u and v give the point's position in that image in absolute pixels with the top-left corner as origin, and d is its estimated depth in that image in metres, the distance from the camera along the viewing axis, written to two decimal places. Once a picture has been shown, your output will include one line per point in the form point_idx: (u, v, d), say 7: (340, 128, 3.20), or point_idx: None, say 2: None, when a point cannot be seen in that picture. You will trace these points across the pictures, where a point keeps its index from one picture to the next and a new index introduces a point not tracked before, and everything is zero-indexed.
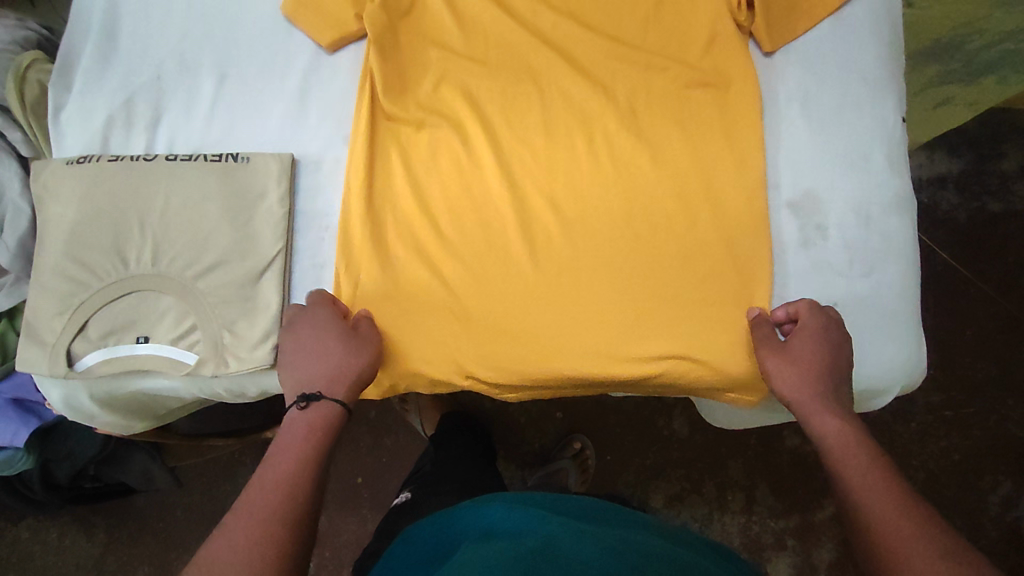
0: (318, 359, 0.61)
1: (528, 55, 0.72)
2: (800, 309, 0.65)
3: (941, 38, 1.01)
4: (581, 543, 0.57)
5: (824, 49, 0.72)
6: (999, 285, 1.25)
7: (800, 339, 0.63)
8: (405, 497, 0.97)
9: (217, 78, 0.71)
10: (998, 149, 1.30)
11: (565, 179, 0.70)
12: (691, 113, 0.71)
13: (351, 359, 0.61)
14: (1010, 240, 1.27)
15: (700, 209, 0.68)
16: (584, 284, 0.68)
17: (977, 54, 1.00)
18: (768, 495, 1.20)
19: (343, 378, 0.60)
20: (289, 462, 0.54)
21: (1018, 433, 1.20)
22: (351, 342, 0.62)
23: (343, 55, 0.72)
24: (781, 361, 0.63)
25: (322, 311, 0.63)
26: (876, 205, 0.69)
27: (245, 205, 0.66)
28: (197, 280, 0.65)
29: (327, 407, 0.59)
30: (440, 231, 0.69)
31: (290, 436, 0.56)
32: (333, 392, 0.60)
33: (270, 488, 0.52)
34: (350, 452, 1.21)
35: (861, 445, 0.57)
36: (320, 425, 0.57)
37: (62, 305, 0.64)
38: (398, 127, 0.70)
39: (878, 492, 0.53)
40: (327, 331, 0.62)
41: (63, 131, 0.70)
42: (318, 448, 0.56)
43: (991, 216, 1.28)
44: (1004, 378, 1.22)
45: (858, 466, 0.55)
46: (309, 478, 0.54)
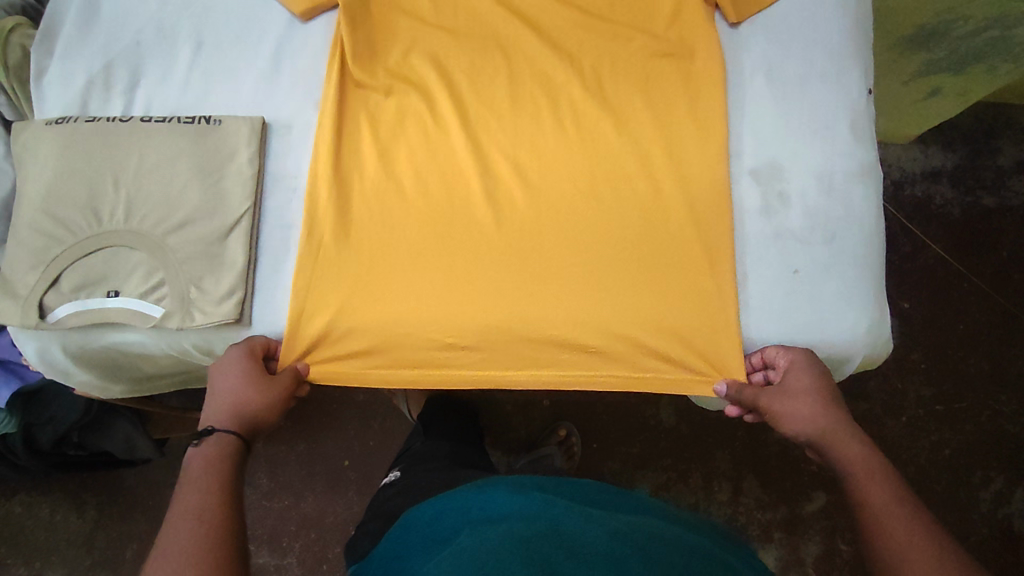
0: (220, 394, 0.62)
1: (496, 26, 0.73)
2: (775, 352, 0.66)
3: (927, 23, 1.01)
4: (586, 527, 0.52)
5: (790, 21, 0.73)
6: (992, 279, 1.25)
7: (797, 373, 0.64)
8: (393, 475, 0.94)
9: (194, 45, 0.73)
10: (993, 144, 1.30)
11: (531, 147, 0.71)
12: (657, 84, 0.72)
13: (254, 395, 0.62)
14: (1005, 234, 1.26)
15: (664, 181, 0.69)
16: (549, 252, 0.68)
17: (963, 42, 1.01)
18: (755, 487, 1.20)
19: (242, 414, 0.61)
20: (198, 493, 0.53)
21: (1009, 428, 1.19)
22: (254, 382, 0.63)
23: (316, 24, 0.74)
24: (789, 402, 0.63)
25: (235, 350, 0.65)
26: (839, 173, 0.69)
27: (215, 164, 0.68)
28: (166, 237, 0.66)
29: (218, 439, 0.59)
30: (408, 200, 0.69)
31: (190, 475, 0.55)
32: (226, 426, 0.60)
33: (183, 520, 0.51)
34: (337, 434, 1.22)
35: (882, 471, 0.57)
36: (223, 458, 0.57)
37: (36, 259, 0.66)
38: (367, 93, 0.72)
39: (914, 517, 0.52)
40: (235, 368, 0.63)
41: (45, 94, 0.72)
42: (221, 475, 0.56)
43: (985, 211, 1.27)
44: (996, 373, 1.21)
45: (879, 489, 0.55)
46: (223, 500, 0.53)
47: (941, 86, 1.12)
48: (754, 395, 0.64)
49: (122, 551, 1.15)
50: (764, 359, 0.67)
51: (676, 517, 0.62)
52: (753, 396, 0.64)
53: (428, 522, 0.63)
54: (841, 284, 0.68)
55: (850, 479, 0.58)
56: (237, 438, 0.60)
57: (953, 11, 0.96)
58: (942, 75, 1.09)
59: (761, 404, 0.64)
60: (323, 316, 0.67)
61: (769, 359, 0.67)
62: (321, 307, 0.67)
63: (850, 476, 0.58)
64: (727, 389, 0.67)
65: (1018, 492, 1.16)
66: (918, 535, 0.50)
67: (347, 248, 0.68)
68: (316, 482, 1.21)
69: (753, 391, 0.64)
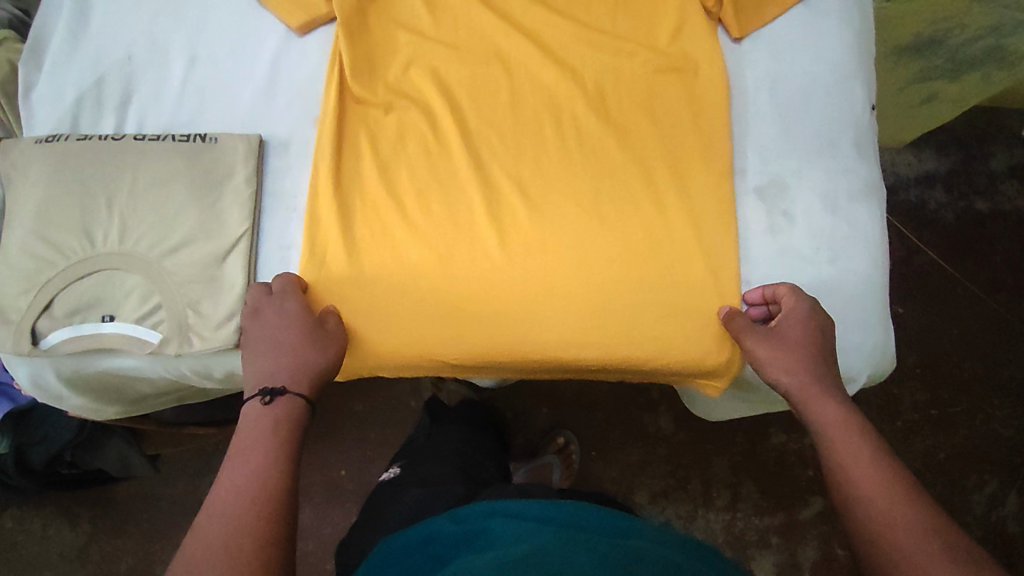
0: (283, 351, 0.61)
1: (497, 39, 0.72)
2: (782, 292, 0.65)
3: (923, 32, 1.01)
4: (571, 551, 0.52)
5: (792, 36, 0.72)
6: (987, 284, 1.25)
7: (791, 323, 0.63)
8: (392, 472, 0.93)
9: (188, 59, 0.71)
10: (986, 149, 1.31)
11: (534, 164, 0.70)
12: (660, 100, 0.71)
13: (316, 352, 0.62)
14: (998, 239, 1.27)
15: (668, 199, 0.69)
16: (552, 270, 0.68)
17: (959, 51, 1.02)
18: (752, 492, 1.20)
19: (310, 375, 0.61)
20: (260, 457, 0.54)
21: (1002, 432, 1.20)
22: (316, 338, 0.63)
23: (313, 38, 0.72)
24: (776, 348, 0.63)
25: (290, 301, 0.63)
26: (843, 192, 0.69)
27: (212, 183, 0.67)
28: (162, 259, 0.65)
29: (291, 402, 0.59)
30: (413, 215, 0.69)
31: (256, 433, 0.56)
32: (297, 387, 0.61)
33: (246, 482, 0.52)
34: (335, 439, 1.21)
35: (859, 432, 0.57)
36: (286, 420, 0.58)
37: (28, 282, 0.65)
38: (367, 110, 0.70)
39: (884, 478, 0.53)
40: (287, 321, 0.62)
41: (33, 109, 0.70)
42: (286, 439, 0.56)
43: (979, 215, 1.28)
44: (990, 377, 1.22)
45: (858, 452, 0.55)
46: (285, 469, 0.54)
47: (936, 92, 1.12)
48: (744, 331, 0.64)
49: (116, 566, 1.13)
50: (767, 295, 0.66)
51: (675, 542, 0.61)
52: (743, 334, 0.64)
53: (429, 536, 0.61)
54: (844, 304, 0.68)
55: (827, 437, 0.58)
56: (307, 400, 0.61)
57: (949, 21, 0.97)
58: (937, 82, 1.09)
59: (746, 341, 0.64)
60: None
61: (771, 296, 0.66)
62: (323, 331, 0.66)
63: (826, 434, 0.58)
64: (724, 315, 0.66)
65: (1012, 495, 1.17)
66: (885, 496, 0.52)
67: (349, 268, 0.67)
68: (312, 492, 1.19)
69: (743, 325, 0.64)
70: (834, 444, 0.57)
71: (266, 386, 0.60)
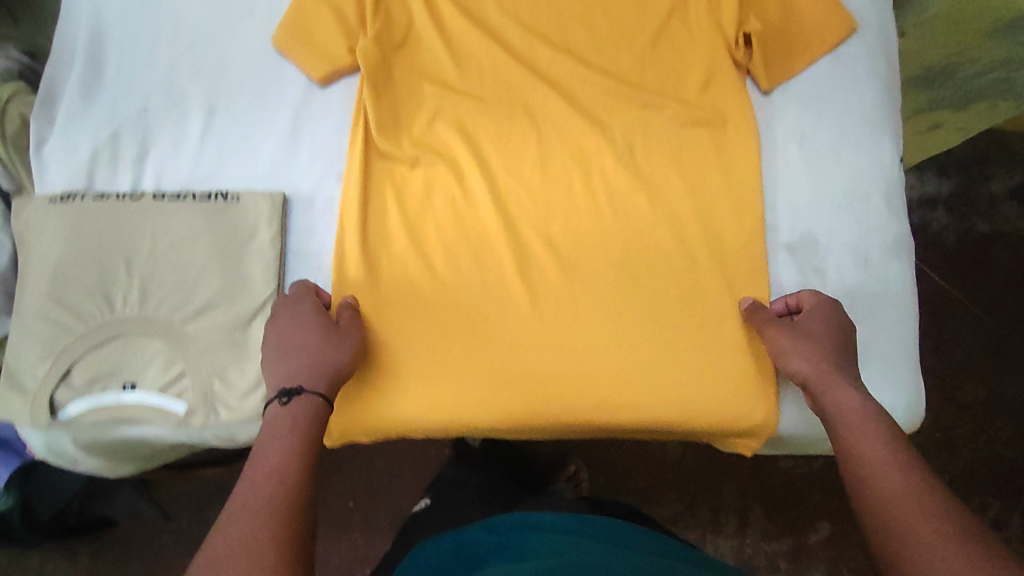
0: (298, 350, 0.59)
1: (524, 91, 0.70)
2: (807, 296, 0.66)
3: (935, 65, 1.01)
4: (606, 561, 0.52)
5: (822, 89, 0.72)
6: (987, 305, 1.25)
7: (812, 317, 0.63)
8: (423, 505, 0.91)
9: (207, 112, 0.69)
10: (985, 172, 1.30)
11: (563, 220, 0.69)
12: (691, 154, 0.70)
13: (332, 349, 0.59)
14: (1000, 261, 1.27)
15: (701, 256, 0.68)
16: (584, 330, 0.67)
17: (969, 82, 1.01)
18: (761, 518, 1.17)
19: (328, 373, 0.58)
20: (278, 455, 0.51)
21: (1007, 454, 1.19)
22: (331, 335, 0.60)
23: (336, 90, 0.70)
24: (797, 336, 0.62)
25: (304, 303, 0.63)
26: (875, 249, 0.69)
27: (235, 245, 0.65)
28: (185, 324, 0.64)
29: (310, 401, 0.56)
30: (442, 274, 0.68)
31: (275, 431, 0.53)
32: (314, 385, 0.57)
33: (266, 480, 0.49)
34: (329, 482, 1.06)
35: (878, 419, 0.55)
36: (303, 420, 0.55)
37: (46, 349, 0.63)
38: (392, 165, 0.69)
39: (898, 461, 0.52)
40: (304, 323, 0.61)
41: (46, 163, 0.68)
42: (306, 439, 0.53)
43: (979, 238, 1.28)
44: (992, 399, 1.21)
45: (873, 438, 0.54)
46: (304, 468, 0.51)
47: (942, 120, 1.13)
48: (765, 321, 0.64)
49: None
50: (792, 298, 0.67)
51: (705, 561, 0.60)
52: (764, 322, 0.64)
53: (459, 547, 0.61)
54: (875, 361, 0.68)
55: (842, 423, 0.56)
56: (325, 400, 0.57)
57: (960, 55, 0.98)
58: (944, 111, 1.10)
59: (767, 330, 0.64)
60: (357, 406, 0.66)
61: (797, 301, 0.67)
62: (353, 394, 0.67)
63: (841, 420, 0.57)
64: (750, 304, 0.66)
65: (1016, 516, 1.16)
66: (900, 478, 0.50)
67: (378, 329, 0.66)
68: None
69: (765, 316, 0.65)
70: (850, 430, 0.55)
71: (284, 388, 0.57)
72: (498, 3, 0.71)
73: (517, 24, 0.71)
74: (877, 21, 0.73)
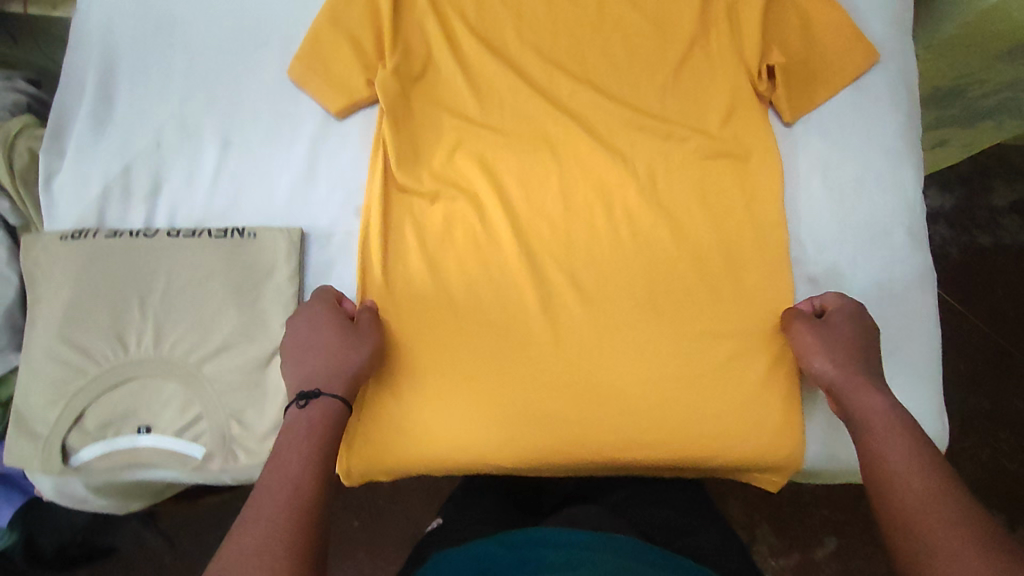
0: (316, 353, 0.59)
1: (545, 123, 0.70)
2: (831, 298, 0.66)
3: (942, 85, 1.01)
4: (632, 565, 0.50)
5: (844, 119, 0.71)
6: (988, 316, 1.21)
7: (838, 319, 0.64)
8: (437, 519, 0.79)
9: (221, 144, 0.67)
10: (987, 183, 1.28)
11: (584, 254, 0.69)
12: (713, 187, 0.69)
13: (350, 351, 0.59)
14: (999, 275, 1.23)
15: (724, 292, 0.68)
16: (608, 367, 0.66)
17: (974, 103, 1.02)
18: (767, 533, 1.10)
19: (346, 376, 0.58)
20: (293, 459, 0.51)
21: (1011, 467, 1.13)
22: (348, 336, 0.60)
23: (353, 122, 0.69)
24: (823, 337, 0.62)
25: (321, 306, 0.62)
26: (898, 282, 0.69)
27: (252, 283, 0.63)
28: (201, 365, 0.62)
29: (327, 403, 0.56)
30: (462, 307, 0.67)
31: (293, 436, 0.53)
32: (332, 388, 0.57)
33: (277, 484, 0.49)
34: (338, 495, 1.04)
35: (900, 423, 0.55)
36: (321, 425, 0.54)
37: (56, 393, 0.61)
38: (411, 199, 0.68)
39: (918, 460, 0.52)
40: (323, 326, 0.61)
41: (56, 200, 0.66)
42: (323, 444, 0.53)
43: (980, 250, 1.24)
44: (994, 410, 1.17)
45: (895, 441, 0.54)
46: (318, 472, 0.51)
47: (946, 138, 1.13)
48: (789, 322, 0.65)
49: None
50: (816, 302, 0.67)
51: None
52: (789, 323, 0.65)
53: (480, 557, 0.55)
54: (901, 397, 0.67)
55: (865, 427, 0.57)
56: (342, 402, 0.56)
57: (971, 76, 0.96)
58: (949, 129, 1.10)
59: (792, 330, 0.64)
60: (379, 446, 0.65)
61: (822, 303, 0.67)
62: (373, 435, 0.65)
63: (865, 424, 0.57)
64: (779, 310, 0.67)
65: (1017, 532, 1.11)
66: (920, 477, 0.50)
67: (399, 366, 0.66)
68: None
69: (789, 317, 0.65)
70: (870, 432, 0.56)
71: (302, 391, 0.57)
72: (518, 35, 0.70)
73: (537, 55, 0.70)
74: (898, 51, 0.72)
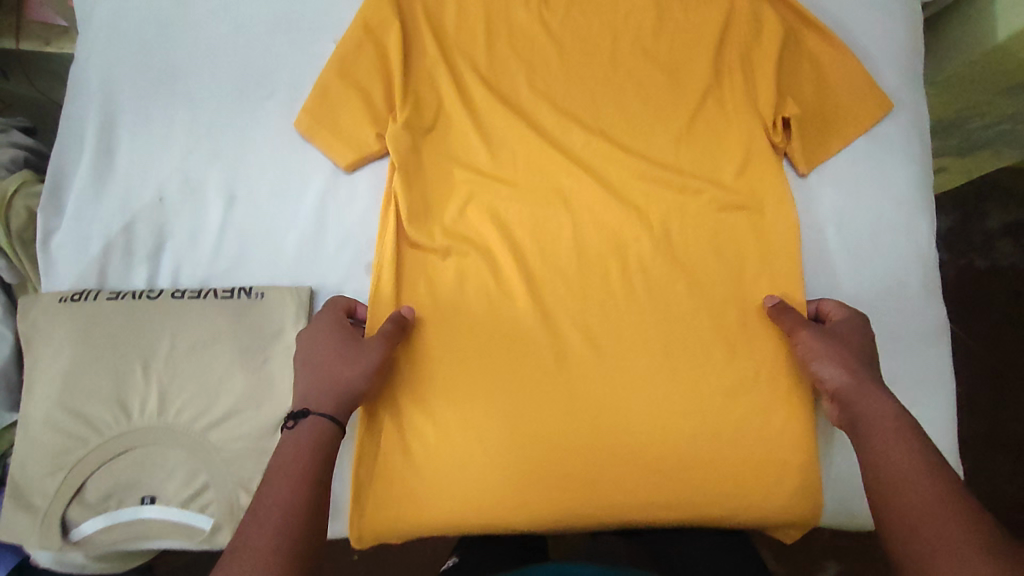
0: (312, 368, 0.57)
1: (559, 176, 0.69)
2: (832, 305, 0.66)
3: (945, 117, 1.00)
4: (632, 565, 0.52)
5: (858, 170, 0.71)
6: (986, 340, 1.12)
7: (841, 327, 0.62)
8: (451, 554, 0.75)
9: (226, 200, 0.65)
10: (981, 207, 1.16)
11: (598, 308, 0.67)
12: (728, 239, 0.69)
13: (344, 366, 0.57)
14: (997, 298, 1.13)
15: (741, 347, 0.66)
16: (624, 426, 0.64)
17: (975, 133, 1.00)
18: None
19: (338, 393, 0.55)
20: (283, 483, 0.48)
21: (1011, 492, 1.03)
22: (346, 351, 0.58)
23: (362, 176, 0.67)
24: (830, 343, 0.60)
25: (325, 319, 0.61)
26: (915, 337, 0.68)
27: (260, 345, 0.62)
28: (208, 433, 0.60)
29: (318, 423, 0.53)
30: (474, 366, 0.65)
31: (282, 458, 0.50)
32: (320, 406, 0.54)
33: (268, 510, 0.46)
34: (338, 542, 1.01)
35: (905, 425, 0.52)
36: (310, 444, 0.52)
37: (55, 463, 0.58)
38: (422, 255, 0.67)
39: (924, 468, 0.48)
40: (322, 341, 0.58)
41: (54, 259, 0.64)
42: (313, 466, 0.50)
43: (976, 274, 1.15)
44: (991, 433, 1.07)
45: (902, 444, 0.51)
46: (311, 496, 0.48)
47: (945, 166, 1.11)
48: (792, 324, 0.63)
49: None
50: (818, 312, 0.67)
51: None
52: (792, 325, 0.63)
53: None
54: None
55: (869, 429, 0.53)
56: (333, 422, 0.54)
57: (972, 105, 0.94)
58: (949, 158, 1.08)
59: (797, 333, 0.63)
60: (390, 511, 0.63)
61: (822, 312, 0.66)
62: (386, 499, 0.63)
63: (869, 426, 0.54)
64: (776, 303, 0.66)
65: None
66: (925, 485, 0.47)
67: (412, 429, 0.64)
68: None
69: (793, 317, 0.64)
70: (877, 436, 0.52)
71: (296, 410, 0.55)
72: (531, 85, 0.69)
73: (551, 106, 0.69)
74: (912, 99, 0.72)
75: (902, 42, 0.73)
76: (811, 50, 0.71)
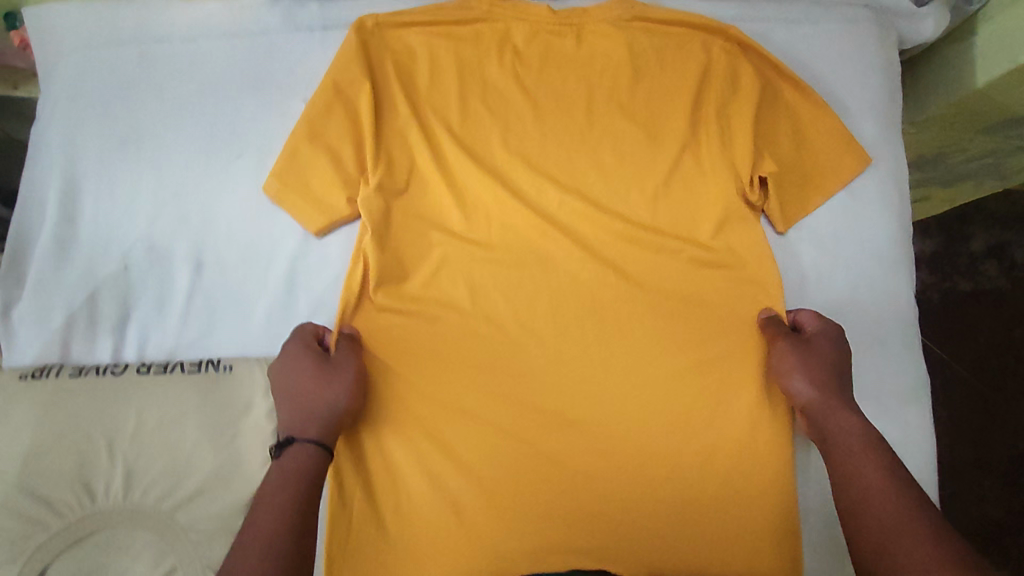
0: (291, 394, 0.57)
1: (533, 237, 0.68)
2: (807, 316, 0.65)
3: (926, 152, 0.98)
4: None
5: (835, 224, 0.70)
6: (972, 363, 1.09)
7: (818, 339, 0.63)
8: None
9: (193, 267, 0.65)
10: (965, 231, 1.15)
11: (575, 371, 0.65)
12: (707, 299, 0.67)
13: (323, 391, 0.57)
14: (981, 322, 1.11)
15: (723, 412, 0.64)
16: (601, 493, 0.62)
17: (957, 166, 0.98)
18: None
19: (320, 417, 0.56)
20: (267, 515, 0.48)
21: (996, 515, 1.03)
22: (322, 375, 0.58)
23: (333, 240, 0.66)
24: (804, 358, 0.61)
25: (294, 344, 0.60)
26: (894, 394, 0.68)
27: (228, 420, 0.60)
28: (176, 512, 0.57)
29: (302, 450, 0.53)
30: (447, 435, 0.63)
31: (266, 490, 0.50)
32: (306, 432, 0.55)
33: (253, 545, 0.46)
34: None
35: (877, 446, 0.54)
36: (295, 474, 0.51)
37: (12, 550, 0.54)
38: (392, 318, 0.65)
39: (893, 489, 0.50)
40: (298, 364, 0.59)
41: (16, 329, 0.64)
42: (297, 496, 0.50)
43: (960, 298, 1.12)
44: (977, 457, 1.06)
45: (873, 464, 0.52)
46: (297, 527, 0.48)
47: (928, 194, 1.09)
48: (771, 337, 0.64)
49: None
50: (795, 321, 0.66)
51: None
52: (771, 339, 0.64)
53: None
54: None
55: (842, 450, 0.55)
56: (318, 448, 0.54)
57: (952, 144, 0.93)
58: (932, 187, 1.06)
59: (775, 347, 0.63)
60: None
61: (799, 322, 0.66)
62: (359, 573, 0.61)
63: (841, 447, 0.56)
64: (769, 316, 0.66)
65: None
66: (893, 503, 0.49)
67: (385, 500, 0.62)
68: None
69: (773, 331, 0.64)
70: (847, 454, 0.54)
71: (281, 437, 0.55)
72: (505, 143, 0.68)
73: (526, 165, 0.68)
74: (890, 153, 0.72)
75: (878, 95, 0.73)
76: (789, 102, 0.71)
